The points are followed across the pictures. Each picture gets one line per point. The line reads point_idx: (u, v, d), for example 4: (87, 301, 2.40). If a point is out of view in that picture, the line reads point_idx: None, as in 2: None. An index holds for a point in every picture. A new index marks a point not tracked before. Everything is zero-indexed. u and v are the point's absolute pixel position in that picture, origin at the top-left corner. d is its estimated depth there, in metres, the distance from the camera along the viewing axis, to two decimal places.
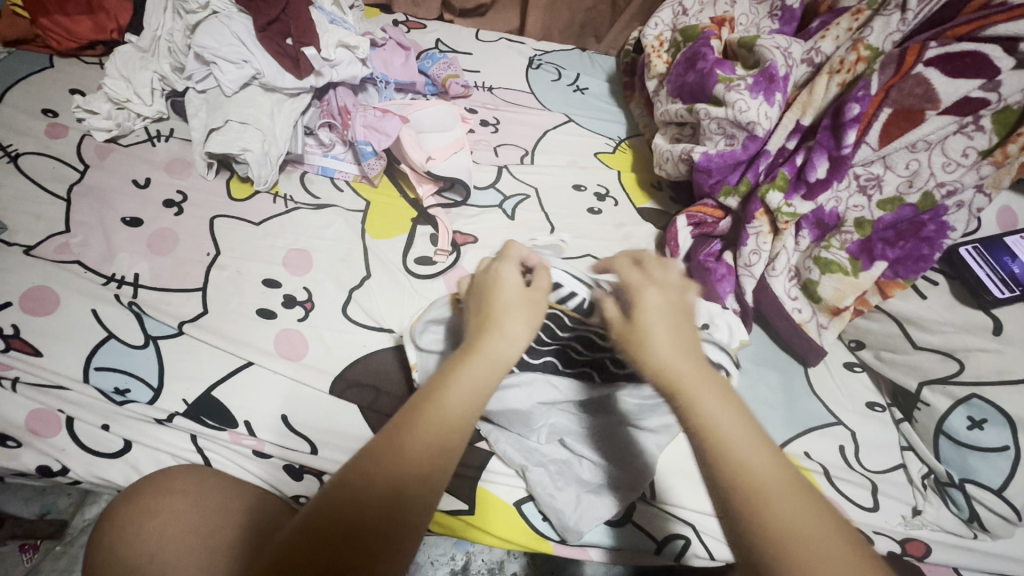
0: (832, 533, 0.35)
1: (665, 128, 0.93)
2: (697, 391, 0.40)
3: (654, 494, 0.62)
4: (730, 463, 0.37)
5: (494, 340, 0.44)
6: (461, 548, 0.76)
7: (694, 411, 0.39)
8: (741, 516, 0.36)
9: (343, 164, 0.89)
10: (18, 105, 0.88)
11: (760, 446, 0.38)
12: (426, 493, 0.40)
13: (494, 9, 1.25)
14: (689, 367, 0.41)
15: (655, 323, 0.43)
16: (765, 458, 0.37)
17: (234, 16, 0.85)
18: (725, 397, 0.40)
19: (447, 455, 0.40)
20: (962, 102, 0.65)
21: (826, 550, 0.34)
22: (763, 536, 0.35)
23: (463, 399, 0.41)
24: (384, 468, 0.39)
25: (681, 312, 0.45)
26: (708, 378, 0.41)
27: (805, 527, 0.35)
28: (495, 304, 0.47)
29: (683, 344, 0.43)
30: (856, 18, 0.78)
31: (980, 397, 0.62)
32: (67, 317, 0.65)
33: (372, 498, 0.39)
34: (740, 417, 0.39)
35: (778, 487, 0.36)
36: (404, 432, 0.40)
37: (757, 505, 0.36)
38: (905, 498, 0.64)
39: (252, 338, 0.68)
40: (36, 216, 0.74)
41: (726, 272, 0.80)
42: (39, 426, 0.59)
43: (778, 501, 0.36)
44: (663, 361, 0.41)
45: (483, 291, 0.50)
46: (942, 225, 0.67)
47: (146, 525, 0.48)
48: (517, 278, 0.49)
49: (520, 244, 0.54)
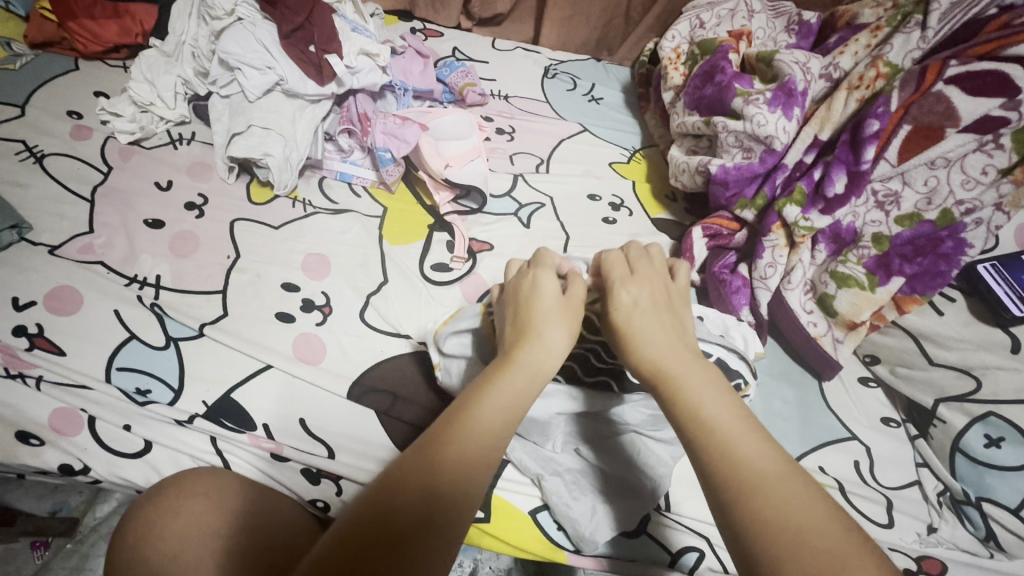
0: (825, 517, 0.36)
1: (681, 139, 0.93)
2: (683, 383, 0.43)
3: (666, 505, 0.63)
4: (717, 446, 0.39)
5: (532, 348, 0.46)
6: (468, 554, 0.76)
7: (681, 401, 0.43)
8: (730, 502, 0.38)
9: (361, 169, 0.91)
10: (44, 107, 0.89)
11: (747, 433, 0.40)
12: (456, 500, 0.39)
13: (510, 20, 1.26)
14: (677, 362, 0.45)
15: (640, 321, 0.48)
16: (755, 443, 0.40)
17: (258, 23, 0.86)
18: (712, 387, 0.43)
19: (481, 459, 0.41)
20: (983, 120, 0.65)
21: (815, 528, 0.35)
22: (753, 526, 0.36)
23: (497, 404, 0.43)
24: (417, 474, 0.39)
25: (665, 310, 0.50)
26: (694, 370, 0.44)
27: (794, 506, 0.36)
28: (534, 312, 0.49)
29: (670, 340, 0.47)
30: (875, 35, 0.79)
31: (997, 415, 0.61)
32: (91, 317, 0.66)
33: (400, 507, 0.38)
34: (727, 405, 0.42)
35: (768, 469, 0.38)
36: (433, 439, 0.41)
37: (746, 487, 0.37)
38: (921, 515, 0.64)
39: (271, 341, 0.68)
40: (60, 216, 0.75)
41: (741, 285, 0.80)
42: (62, 425, 0.59)
43: (766, 482, 0.37)
44: (651, 357, 0.46)
45: (520, 298, 0.51)
46: (960, 243, 0.67)
47: (168, 527, 0.48)
48: (554, 286, 0.51)
49: (552, 253, 0.57)
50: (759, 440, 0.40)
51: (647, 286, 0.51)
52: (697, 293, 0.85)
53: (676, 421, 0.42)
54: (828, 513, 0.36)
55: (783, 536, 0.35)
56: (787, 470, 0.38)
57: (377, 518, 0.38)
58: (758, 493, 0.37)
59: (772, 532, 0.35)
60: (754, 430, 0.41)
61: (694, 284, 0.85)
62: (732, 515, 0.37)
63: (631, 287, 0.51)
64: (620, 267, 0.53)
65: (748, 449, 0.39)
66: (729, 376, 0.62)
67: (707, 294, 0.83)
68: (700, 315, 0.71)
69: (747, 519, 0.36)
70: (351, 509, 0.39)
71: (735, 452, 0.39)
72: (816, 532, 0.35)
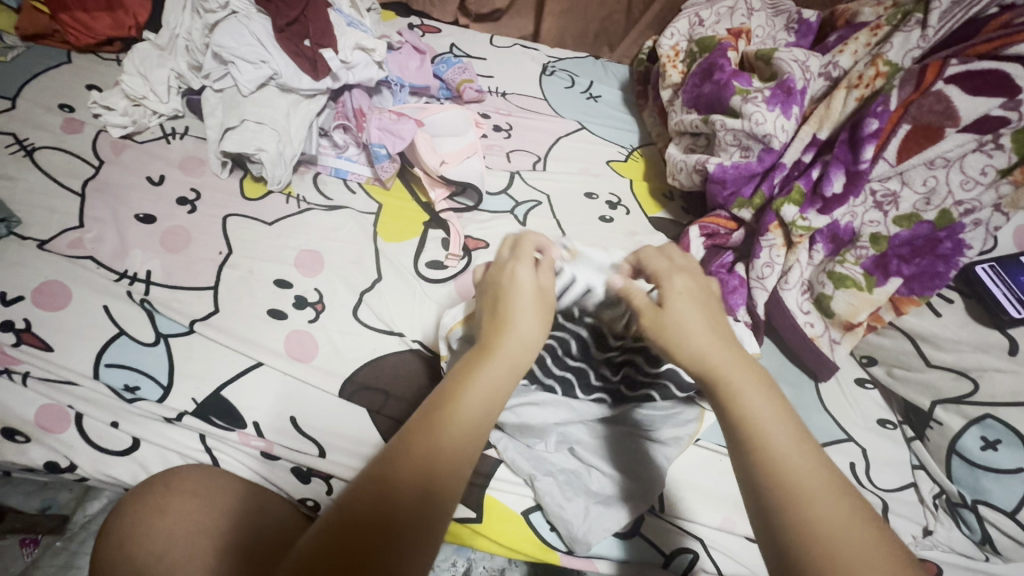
0: (866, 530, 0.36)
1: (678, 138, 0.93)
2: (735, 383, 0.42)
3: (662, 507, 0.62)
4: (767, 454, 0.39)
5: (512, 342, 0.45)
6: (462, 554, 0.74)
7: (730, 401, 0.41)
8: (776, 508, 0.37)
9: (356, 165, 0.89)
10: (35, 100, 0.88)
11: (793, 442, 0.40)
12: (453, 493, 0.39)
13: (509, 14, 1.25)
14: (726, 359, 0.43)
15: (688, 315, 0.46)
16: (802, 455, 0.39)
17: (253, 17, 0.85)
18: (761, 389, 0.42)
19: (462, 452, 0.40)
20: (982, 120, 0.65)
21: (856, 541, 0.35)
22: (799, 537, 0.36)
23: (477, 400, 0.42)
24: (422, 474, 0.39)
25: (709, 304, 0.47)
26: (744, 370, 0.43)
27: (838, 522, 0.36)
28: (510, 306, 0.47)
29: (719, 336, 0.45)
30: (874, 34, 0.78)
31: (994, 417, 0.61)
32: (79, 312, 0.65)
33: (408, 505, 0.38)
34: (775, 410, 0.41)
35: (814, 484, 0.38)
36: (431, 436, 0.40)
37: (790, 499, 0.37)
38: (917, 518, 0.63)
39: (262, 339, 0.68)
40: (50, 210, 0.74)
41: (738, 284, 0.78)
42: (48, 421, 0.59)
43: (817, 494, 0.37)
44: (695, 351, 0.44)
45: (495, 290, 0.49)
46: (959, 243, 0.67)
47: (157, 525, 0.48)
48: (531, 280, 0.48)
49: (531, 236, 0.54)
50: (808, 449, 0.40)
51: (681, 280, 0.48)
52: None
53: (726, 422, 0.42)
54: (867, 529, 0.36)
55: (830, 548, 0.35)
56: (833, 483, 0.38)
57: (373, 519, 0.37)
58: (798, 506, 0.37)
59: (818, 544, 0.35)
60: (801, 438, 0.40)
61: None
62: (778, 523, 0.37)
63: (673, 279, 0.48)
64: (660, 261, 0.51)
65: (798, 458, 0.39)
66: None
67: None
68: None
69: (790, 530, 0.36)
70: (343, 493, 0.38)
71: (781, 462, 0.38)
72: (854, 547, 0.35)
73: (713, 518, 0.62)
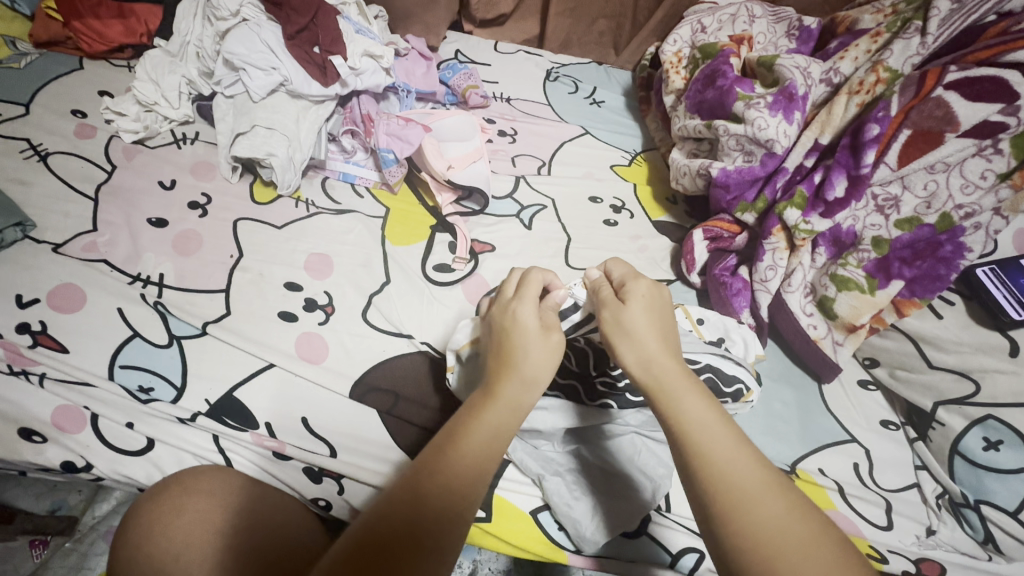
0: (800, 531, 0.39)
1: (682, 143, 0.94)
2: (676, 395, 0.44)
3: (667, 506, 0.63)
4: (707, 464, 0.41)
5: (514, 381, 0.47)
6: (468, 556, 0.77)
7: (672, 411, 0.44)
8: (714, 515, 0.40)
9: (364, 170, 0.91)
10: (48, 105, 0.89)
11: (736, 449, 0.42)
12: (449, 510, 0.42)
13: (513, 18, 1.25)
14: (669, 369, 0.46)
15: (638, 327, 0.48)
16: (744, 461, 0.42)
17: (263, 25, 0.87)
18: (703, 398, 0.45)
19: (464, 482, 0.43)
20: (980, 126, 0.66)
21: (790, 540, 0.38)
22: (736, 540, 0.39)
23: (481, 438, 0.45)
24: (415, 497, 0.42)
25: (663, 317, 0.50)
26: (686, 382, 0.45)
27: (777, 524, 0.39)
28: (512, 346, 0.49)
29: (665, 349, 0.47)
30: (875, 41, 0.80)
31: (996, 418, 0.62)
32: (94, 314, 0.66)
33: (399, 517, 0.41)
34: (717, 419, 0.43)
35: (754, 487, 0.40)
36: (425, 463, 0.44)
37: (728, 499, 0.40)
38: (920, 518, 0.64)
39: (274, 340, 0.69)
40: (64, 215, 0.76)
41: (742, 287, 0.79)
42: (64, 421, 0.60)
43: (751, 498, 0.40)
44: (641, 363, 0.46)
45: (500, 330, 0.51)
46: (959, 246, 0.68)
47: (173, 523, 0.49)
48: (534, 319, 0.50)
49: (537, 271, 0.56)
50: (747, 455, 0.42)
51: (644, 286, 0.51)
52: (698, 296, 0.85)
53: (667, 428, 0.44)
54: (809, 529, 0.39)
55: (766, 550, 0.38)
56: (772, 485, 0.41)
57: (371, 537, 0.39)
58: (736, 509, 0.39)
59: (752, 546, 0.38)
60: (741, 443, 0.43)
61: (694, 287, 0.85)
62: (719, 527, 0.40)
63: (631, 292, 0.51)
64: (618, 275, 0.54)
65: (736, 464, 0.41)
66: (728, 382, 0.63)
67: (708, 296, 0.83)
68: (700, 318, 0.72)
69: (730, 531, 0.39)
70: (362, 518, 0.41)
71: (721, 467, 0.41)
72: (792, 544, 0.38)
73: None
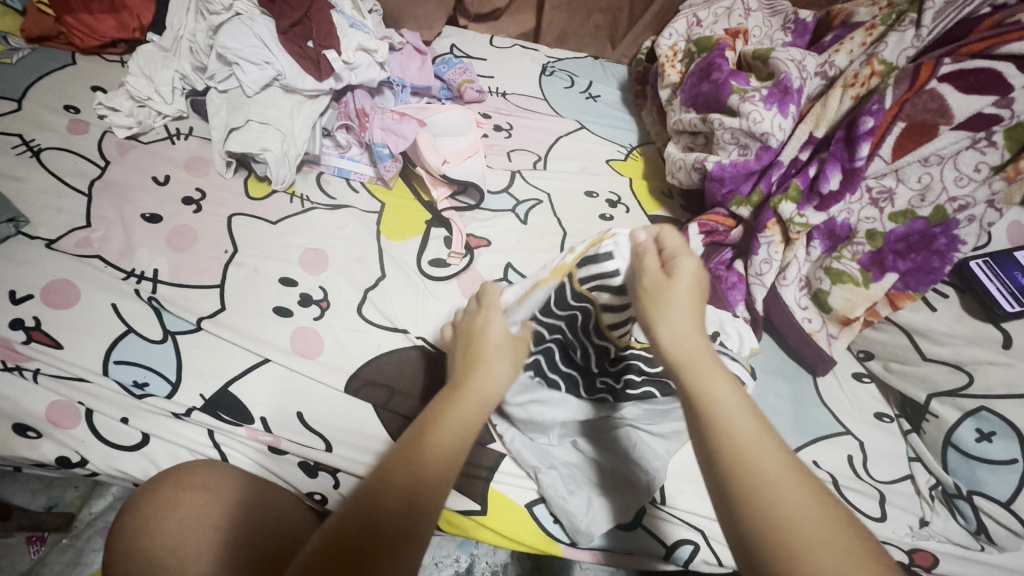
0: (833, 530, 0.36)
1: (677, 137, 0.94)
2: (706, 379, 0.41)
3: (663, 499, 0.62)
4: (736, 454, 0.38)
5: (482, 377, 0.47)
6: (465, 549, 0.77)
7: (699, 394, 0.41)
8: (737, 505, 0.37)
9: (359, 165, 0.91)
10: (40, 101, 0.89)
11: (763, 437, 0.39)
12: (420, 504, 0.41)
13: (508, 13, 1.24)
14: (699, 351, 0.42)
15: (678, 304, 0.44)
16: (775, 454, 0.38)
17: (257, 18, 0.86)
18: (734, 385, 0.41)
19: (435, 471, 0.42)
20: (974, 118, 0.66)
21: (821, 537, 0.35)
22: (760, 533, 0.36)
23: (451, 431, 0.44)
24: (396, 487, 0.41)
25: (706, 296, 0.46)
26: (717, 367, 0.42)
27: (803, 516, 0.36)
28: (480, 347, 0.50)
29: (697, 331, 0.43)
30: (870, 34, 0.79)
31: (989, 410, 0.62)
32: (89, 309, 0.66)
33: (378, 508, 0.40)
34: (744, 406, 0.40)
35: (784, 483, 0.37)
36: (409, 448, 0.43)
37: (755, 491, 0.37)
38: (913, 509, 0.64)
39: (269, 336, 0.69)
40: (57, 210, 0.75)
41: (737, 281, 0.80)
42: (59, 417, 0.60)
43: (782, 494, 0.36)
44: (673, 343, 0.43)
45: (468, 335, 0.52)
46: (953, 239, 0.68)
47: (169, 517, 0.49)
48: (501, 326, 0.51)
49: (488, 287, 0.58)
50: (778, 448, 0.39)
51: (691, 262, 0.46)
52: None
53: (691, 412, 0.41)
54: (828, 518, 0.36)
55: (794, 547, 0.35)
56: (803, 481, 0.37)
57: (352, 527, 0.39)
58: (764, 501, 0.36)
59: (778, 541, 0.35)
60: (772, 436, 0.39)
61: None
62: (742, 520, 0.37)
63: (677, 265, 0.46)
64: (671, 243, 0.48)
65: (766, 455, 0.38)
66: None
67: None
68: None
69: (755, 524, 0.36)
70: (344, 510, 0.40)
71: (749, 458, 0.38)
72: (824, 544, 0.35)
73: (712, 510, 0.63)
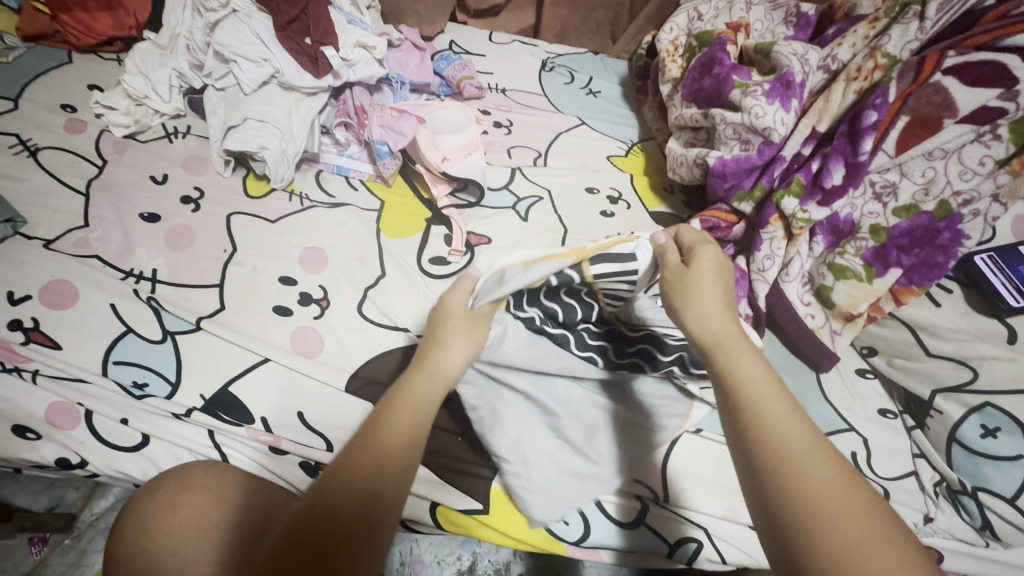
0: (857, 501, 0.35)
1: (678, 132, 0.93)
2: (732, 355, 0.42)
3: (666, 497, 0.62)
4: (762, 425, 0.38)
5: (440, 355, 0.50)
6: (467, 548, 0.77)
7: (726, 370, 0.42)
8: (762, 471, 0.37)
9: (358, 163, 0.90)
10: (37, 100, 0.88)
11: (788, 410, 0.39)
12: (396, 482, 0.43)
13: (508, 9, 1.23)
14: (725, 330, 0.44)
15: (702, 287, 0.46)
16: (800, 427, 0.38)
17: (254, 15, 0.86)
18: (761, 362, 0.42)
19: (401, 449, 0.44)
20: (979, 111, 0.66)
21: (845, 506, 0.35)
22: (785, 500, 0.36)
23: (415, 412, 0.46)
24: (374, 468, 0.42)
25: (729, 284, 0.48)
26: (742, 344, 0.43)
27: (830, 486, 0.36)
28: (441, 327, 0.53)
29: (724, 312, 0.45)
30: (873, 26, 0.79)
31: (994, 406, 0.61)
32: (87, 310, 0.66)
33: (359, 490, 0.41)
34: (770, 382, 0.41)
35: (809, 453, 0.37)
36: (383, 416, 0.45)
37: (781, 460, 0.37)
38: (918, 505, 0.64)
39: (269, 336, 0.68)
40: (55, 210, 0.75)
41: (740, 276, 0.79)
42: (58, 418, 0.59)
43: (807, 463, 0.37)
44: (699, 323, 0.45)
45: (433, 317, 0.55)
46: (958, 234, 0.67)
47: (170, 517, 0.49)
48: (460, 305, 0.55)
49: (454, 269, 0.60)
50: (803, 422, 0.39)
51: (712, 255, 0.49)
52: None
53: (719, 388, 0.42)
54: (858, 494, 0.36)
55: (817, 514, 0.35)
56: (828, 453, 0.38)
57: (331, 508, 0.40)
58: (789, 470, 0.37)
59: (802, 509, 0.35)
60: (798, 410, 0.40)
61: None
62: (768, 488, 0.37)
63: (699, 255, 0.49)
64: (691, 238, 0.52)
65: (792, 427, 0.38)
66: None
67: None
68: None
69: (780, 492, 0.36)
70: (322, 484, 0.41)
71: (774, 428, 0.38)
72: (848, 513, 0.35)
73: (717, 508, 0.62)
